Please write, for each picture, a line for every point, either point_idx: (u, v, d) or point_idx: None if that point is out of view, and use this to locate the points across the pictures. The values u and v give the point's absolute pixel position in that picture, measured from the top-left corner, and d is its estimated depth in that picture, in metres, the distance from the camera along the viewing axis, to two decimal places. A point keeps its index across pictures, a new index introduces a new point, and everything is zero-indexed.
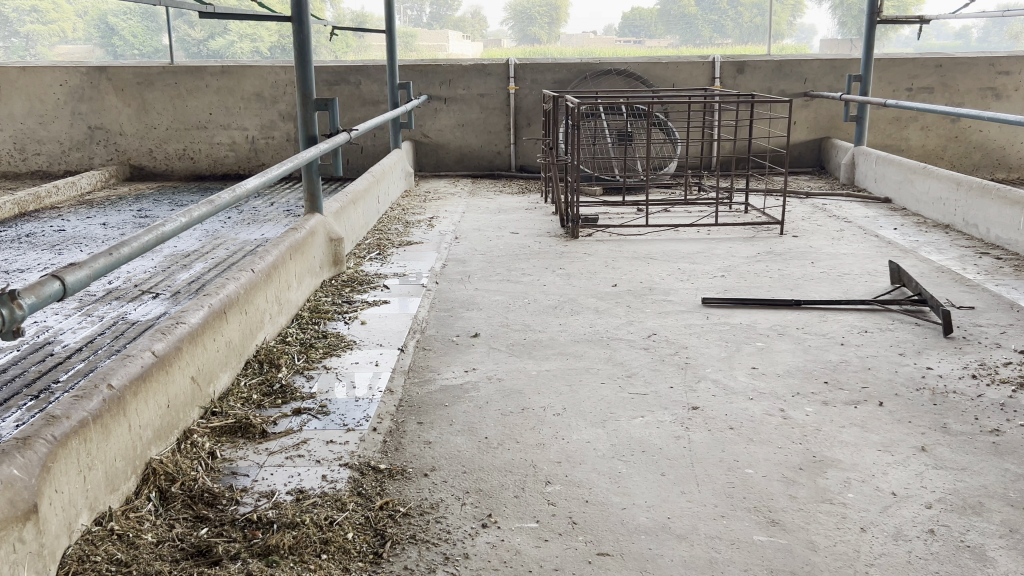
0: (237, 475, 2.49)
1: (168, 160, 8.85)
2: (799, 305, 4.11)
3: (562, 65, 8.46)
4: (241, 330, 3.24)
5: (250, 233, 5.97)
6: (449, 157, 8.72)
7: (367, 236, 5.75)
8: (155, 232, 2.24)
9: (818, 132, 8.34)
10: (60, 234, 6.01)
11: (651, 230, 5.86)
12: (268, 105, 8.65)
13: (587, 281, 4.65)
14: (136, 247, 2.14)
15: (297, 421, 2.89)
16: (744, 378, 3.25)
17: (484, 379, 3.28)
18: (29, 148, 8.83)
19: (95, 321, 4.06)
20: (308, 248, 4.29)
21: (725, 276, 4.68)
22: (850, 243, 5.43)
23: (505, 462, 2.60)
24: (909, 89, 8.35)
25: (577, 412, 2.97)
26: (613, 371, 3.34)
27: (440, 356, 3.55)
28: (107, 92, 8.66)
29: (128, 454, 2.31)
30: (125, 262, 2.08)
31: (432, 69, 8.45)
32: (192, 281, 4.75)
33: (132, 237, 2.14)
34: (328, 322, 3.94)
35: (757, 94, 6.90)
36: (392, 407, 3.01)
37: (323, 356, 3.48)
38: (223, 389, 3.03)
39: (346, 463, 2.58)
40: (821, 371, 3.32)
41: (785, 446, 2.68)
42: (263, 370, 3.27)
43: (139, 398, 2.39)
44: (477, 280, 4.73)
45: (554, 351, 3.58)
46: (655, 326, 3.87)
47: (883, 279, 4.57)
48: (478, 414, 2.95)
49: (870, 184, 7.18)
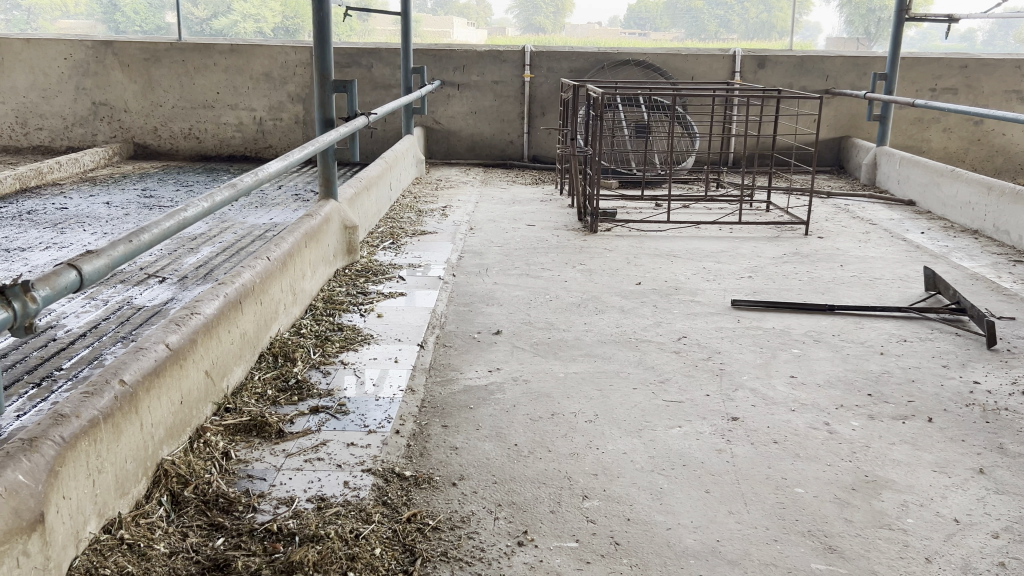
0: (254, 479, 2.33)
1: (172, 140, 8.66)
2: (832, 310, 3.96)
3: (579, 53, 8.27)
4: (256, 321, 3.07)
5: (258, 217, 5.80)
6: (460, 145, 8.54)
7: (379, 224, 5.57)
8: (177, 217, 2.06)
9: (838, 131, 8.18)
10: (62, 212, 5.83)
11: (672, 227, 5.69)
12: (277, 86, 8.45)
13: (609, 278, 4.49)
14: (156, 233, 1.96)
15: (315, 420, 2.72)
16: (784, 388, 3.09)
17: (509, 380, 3.12)
18: (30, 122, 8.61)
19: (100, 305, 3.89)
20: (323, 236, 4.12)
21: (753, 277, 4.52)
22: (878, 246, 5.27)
23: (538, 473, 2.44)
24: (933, 89, 8.17)
25: (611, 419, 2.81)
26: (645, 376, 3.17)
27: (461, 353, 3.38)
28: (112, 68, 8.46)
29: (139, 455, 2.14)
30: (145, 249, 1.90)
31: (445, 53, 8.25)
32: (200, 266, 4.58)
33: (152, 223, 1.96)
34: (343, 314, 3.77)
35: (782, 90, 6.72)
36: (415, 409, 2.85)
37: (339, 351, 3.32)
38: (236, 383, 2.87)
39: (369, 469, 2.42)
40: (863, 382, 3.16)
41: (834, 464, 2.53)
42: (278, 364, 3.10)
43: (151, 395, 2.22)
44: (495, 274, 4.56)
45: (581, 352, 3.42)
46: (684, 329, 3.71)
47: (917, 285, 4.42)
48: (506, 418, 2.79)
49: (893, 186, 7.02)
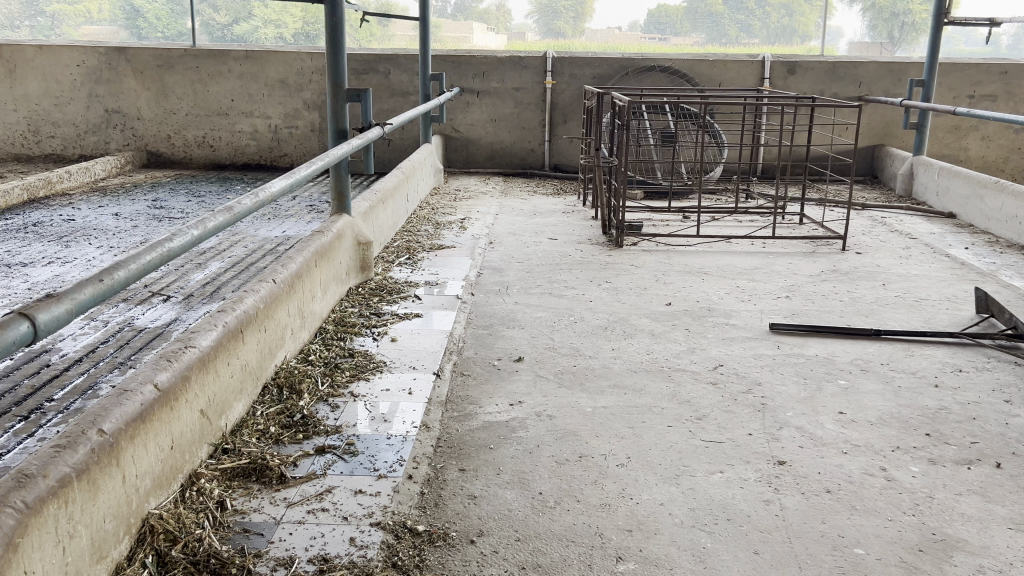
0: (250, 535, 2.10)
1: (186, 148, 8.50)
2: (878, 336, 3.69)
3: (603, 59, 8.02)
4: (259, 351, 2.85)
5: (270, 230, 5.59)
6: (479, 154, 8.32)
7: (395, 238, 5.34)
8: (157, 250, 1.84)
9: (871, 139, 7.87)
10: (69, 224, 5.66)
11: (701, 241, 5.43)
12: (293, 93, 8.25)
13: (638, 297, 4.24)
14: (132, 269, 1.74)
15: (321, 462, 2.49)
16: (833, 426, 2.83)
17: (532, 416, 2.87)
18: (43, 130, 8.48)
19: (99, 327, 3.69)
20: (334, 253, 3.89)
21: (790, 297, 4.27)
22: (920, 262, 4.99)
23: (565, 528, 2.20)
24: (971, 96, 7.85)
25: (645, 463, 2.56)
26: (681, 412, 2.92)
27: (480, 384, 3.14)
28: (125, 75, 8.31)
29: (121, 512, 1.91)
30: (119, 288, 1.69)
31: (465, 60, 8.03)
32: (207, 283, 4.37)
33: (127, 259, 1.75)
34: (354, 338, 3.54)
35: (816, 97, 6.43)
36: (430, 449, 2.61)
37: (349, 380, 3.08)
38: (237, 420, 2.64)
39: (379, 523, 2.18)
40: (920, 420, 2.88)
41: (897, 519, 2.27)
42: (283, 397, 2.87)
43: (136, 443, 1.99)
44: (516, 293, 4.32)
45: (610, 383, 3.17)
46: (721, 356, 3.45)
47: (967, 306, 4.14)
48: (529, 461, 2.55)
49: (931, 197, 6.71)
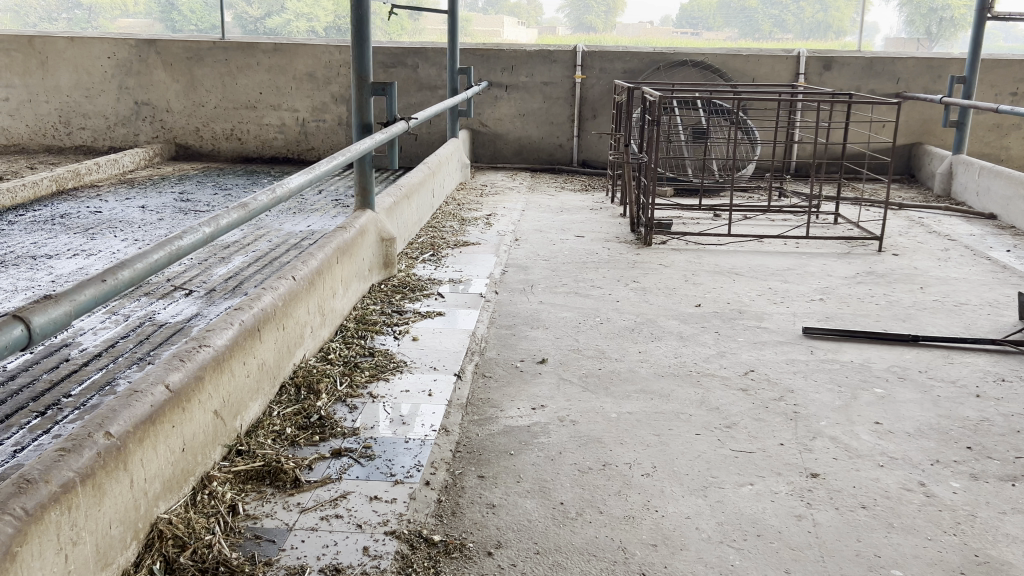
0: (262, 542, 2.04)
1: (215, 140, 8.51)
2: (915, 342, 3.55)
3: (634, 53, 7.89)
4: (277, 350, 2.79)
5: (295, 224, 5.55)
6: (507, 149, 8.23)
7: (419, 233, 5.28)
8: (165, 250, 1.78)
9: (909, 137, 7.66)
10: (96, 216, 5.66)
11: (733, 240, 5.30)
12: (321, 86, 8.22)
13: (666, 298, 4.13)
14: (138, 269, 1.68)
15: (336, 466, 2.43)
16: (869, 437, 2.71)
17: (554, 421, 2.78)
18: (74, 122, 8.52)
19: (120, 322, 3.67)
20: (357, 250, 3.83)
21: (824, 300, 4.14)
22: (960, 265, 4.83)
23: (587, 542, 2.11)
24: (1014, 93, 7.62)
25: (671, 473, 2.46)
26: (709, 420, 2.81)
27: (502, 387, 3.06)
28: (155, 67, 8.32)
29: (128, 517, 1.85)
30: (124, 289, 1.63)
31: (493, 54, 7.95)
32: (229, 278, 4.34)
33: (132, 259, 1.69)
34: (375, 336, 3.47)
35: (853, 94, 6.27)
36: (449, 454, 2.53)
37: (368, 381, 3.01)
38: (252, 420, 2.58)
39: (393, 532, 2.11)
40: (961, 432, 2.75)
41: (936, 538, 2.16)
42: (301, 397, 2.81)
43: (145, 445, 1.93)
44: (541, 291, 4.23)
45: (636, 388, 3.07)
46: (751, 361, 3.34)
47: (1009, 311, 3.99)
48: (551, 469, 2.46)
49: (971, 198, 6.52)
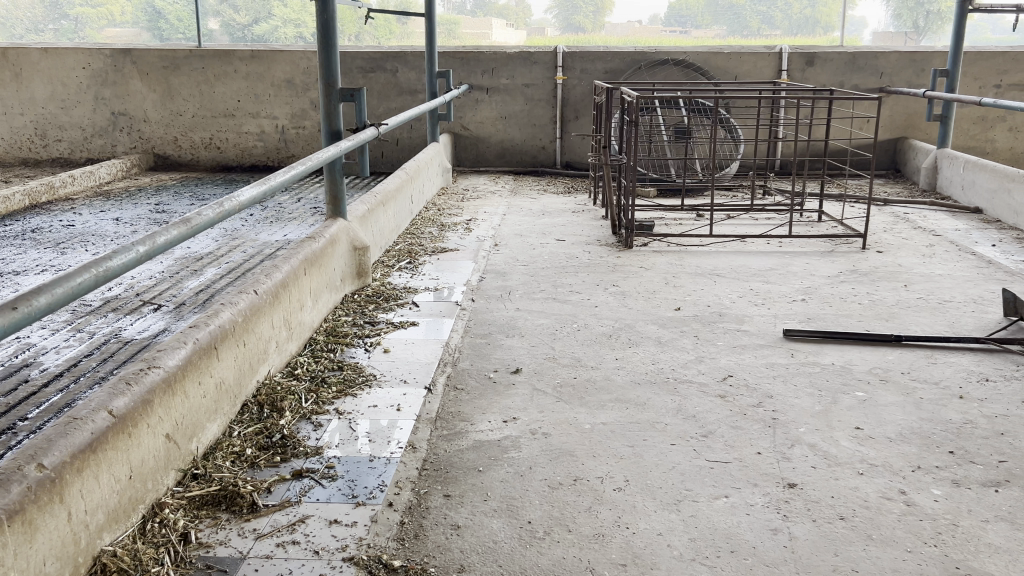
0: (212, 572, 1.95)
1: (194, 150, 8.41)
2: (898, 342, 3.48)
3: (614, 53, 7.82)
4: (237, 367, 2.71)
5: (271, 234, 5.46)
6: (489, 152, 8.15)
7: (397, 240, 5.19)
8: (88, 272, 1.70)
9: (894, 132, 7.60)
10: (68, 230, 5.57)
11: (714, 240, 5.23)
12: (300, 93, 8.13)
13: (645, 302, 4.05)
14: (57, 295, 1.60)
15: (296, 488, 2.34)
16: (848, 443, 2.63)
17: (526, 435, 2.70)
18: (50, 134, 8.43)
19: (84, 340, 3.57)
20: (327, 260, 3.74)
21: (806, 301, 4.06)
22: (944, 261, 4.76)
23: (554, 563, 2.03)
24: (998, 86, 7.57)
25: (644, 487, 2.38)
26: (685, 429, 2.73)
27: (474, 399, 2.97)
28: (131, 76, 8.23)
29: (66, 551, 1.77)
30: (40, 317, 1.55)
31: (473, 56, 7.87)
32: (200, 291, 4.24)
33: (51, 284, 1.60)
34: (345, 349, 3.38)
35: (835, 89, 6.21)
36: (414, 473, 2.44)
37: (336, 397, 2.92)
38: (210, 441, 2.50)
39: (352, 558, 2.02)
40: (943, 436, 2.68)
41: (916, 551, 2.08)
42: (263, 416, 2.72)
43: (84, 475, 1.85)
44: (518, 298, 4.15)
45: (610, 397, 2.99)
46: (730, 366, 3.27)
47: (994, 308, 3.92)
48: (520, 486, 2.38)
49: (956, 192, 6.46)
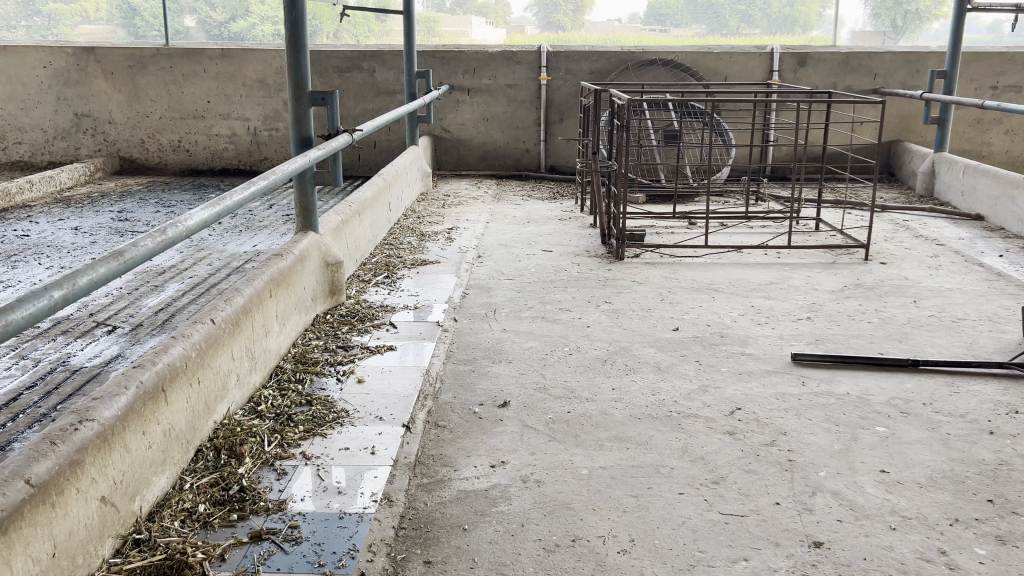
0: None
1: (162, 153, 8.05)
2: (915, 367, 3.22)
3: (601, 53, 7.54)
4: (190, 411, 2.40)
5: (240, 245, 5.12)
6: (471, 155, 7.85)
7: (374, 252, 4.88)
8: None
9: (888, 135, 7.37)
10: (22, 241, 5.22)
11: (709, 251, 4.97)
12: (272, 94, 7.78)
13: (640, 321, 3.78)
14: None
15: (255, 553, 2.04)
16: (876, 491, 2.36)
17: (516, 483, 2.40)
18: (9, 136, 8.03)
19: (27, 368, 3.24)
20: (295, 279, 3.42)
21: (812, 319, 3.81)
22: (952, 274, 4.52)
23: None
24: (994, 87, 7.37)
25: (652, 548, 2.10)
26: (693, 473, 2.46)
27: (458, 439, 2.67)
28: (95, 76, 7.85)
29: None
30: None
31: (454, 55, 7.56)
32: (160, 310, 3.92)
33: None
34: (315, 380, 3.08)
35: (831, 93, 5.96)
36: (390, 533, 2.15)
37: (302, 438, 2.62)
38: (156, 497, 2.19)
39: None
40: (978, 481, 2.41)
41: None
42: (220, 463, 2.42)
43: None
44: (505, 317, 3.86)
45: (609, 434, 2.71)
46: (738, 397, 2.98)
47: (1011, 327, 3.68)
48: (511, 549, 2.09)
49: (955, 198, 6.24)
